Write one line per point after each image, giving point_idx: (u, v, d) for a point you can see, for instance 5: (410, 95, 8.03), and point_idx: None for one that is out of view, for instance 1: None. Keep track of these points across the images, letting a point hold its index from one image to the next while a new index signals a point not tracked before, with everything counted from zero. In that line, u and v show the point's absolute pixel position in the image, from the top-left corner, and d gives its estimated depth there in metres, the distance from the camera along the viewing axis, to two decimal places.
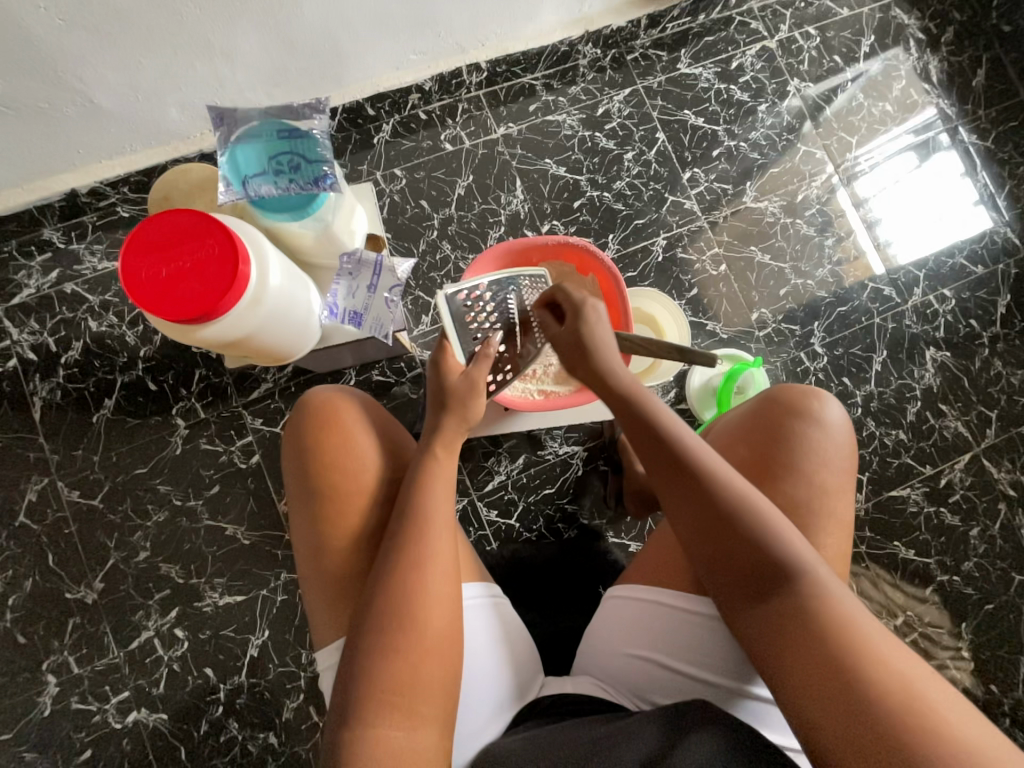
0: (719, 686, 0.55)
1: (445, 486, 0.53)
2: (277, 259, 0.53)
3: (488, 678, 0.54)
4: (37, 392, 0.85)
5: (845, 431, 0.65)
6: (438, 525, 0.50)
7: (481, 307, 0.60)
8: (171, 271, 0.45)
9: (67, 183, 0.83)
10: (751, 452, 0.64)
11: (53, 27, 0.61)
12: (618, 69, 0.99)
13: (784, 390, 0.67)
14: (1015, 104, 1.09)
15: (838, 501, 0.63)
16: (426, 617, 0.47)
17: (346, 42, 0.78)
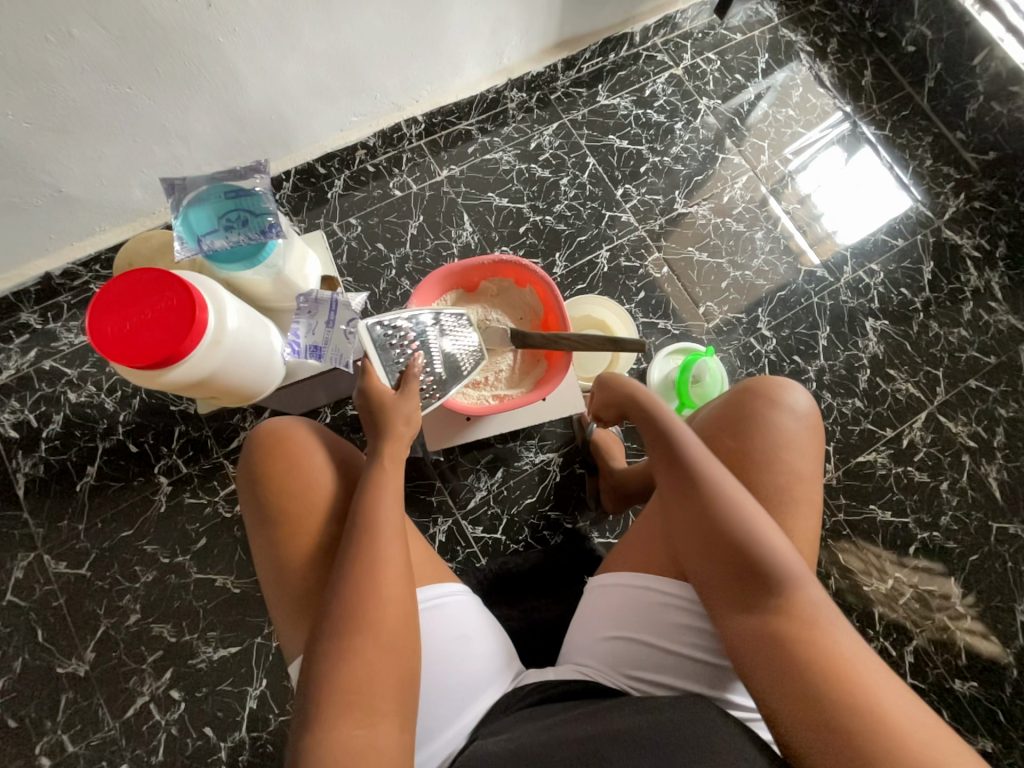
0: (682, 652, 0.57)
1: (393, 493, 0.56)
2: (234, 303, 0.58)
3: (466, 676, 0.56)
4: (20, 468, 0.87)
5: (813, 416, 0.69)
6: (386, 529, 0.53)
7: (401, 336, 0.63)
8: (133, 321, 0.49)
9: (40, 268, 0.88)
10: (735, 440, 0.67)
11: (21, 130, 0.68)
12: (544, 107, 1.10)
13: (754, 380, 0.71)
14: (903, 96, 1.21)
15: (807, 479, 0.66)
16: (378, 617, 0.48)
17: (291, 113, 0.87)
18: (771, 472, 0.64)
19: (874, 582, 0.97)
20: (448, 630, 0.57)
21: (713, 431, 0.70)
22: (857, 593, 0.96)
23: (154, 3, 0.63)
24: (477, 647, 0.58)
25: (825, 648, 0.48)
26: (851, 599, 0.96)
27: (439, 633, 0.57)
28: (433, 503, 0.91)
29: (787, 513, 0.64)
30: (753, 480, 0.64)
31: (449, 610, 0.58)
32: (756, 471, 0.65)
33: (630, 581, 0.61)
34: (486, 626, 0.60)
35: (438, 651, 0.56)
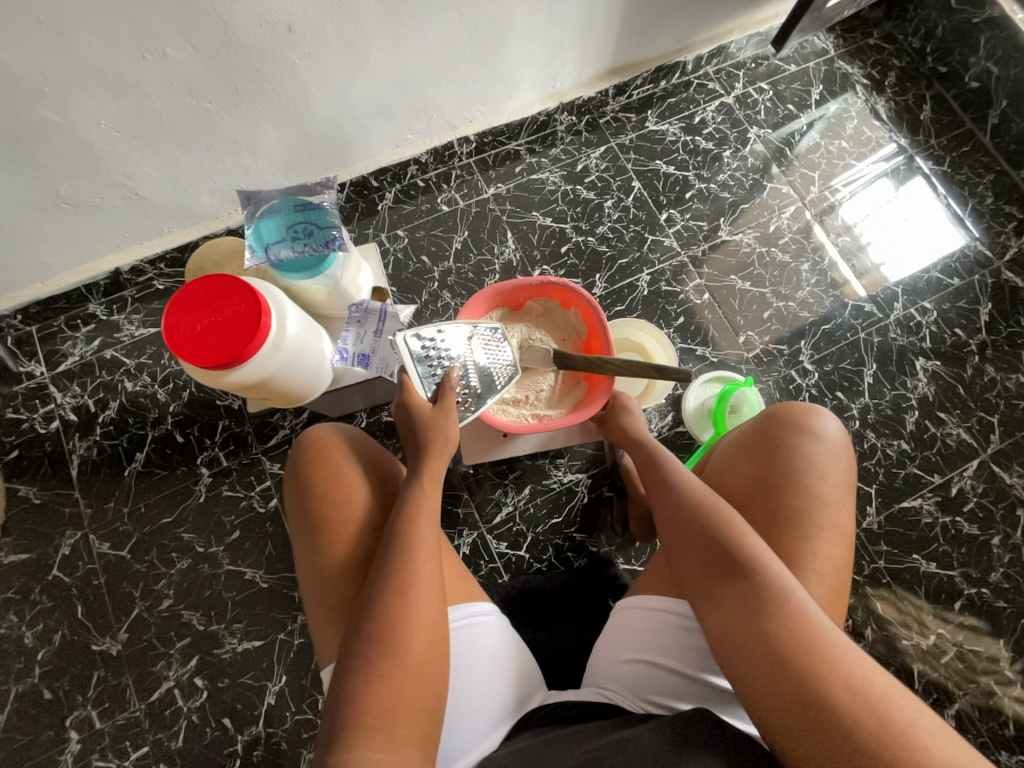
0: (714, 692, 0.55)
1: (429, 513, 0.57)
2: (294, 310, 0.60)
3: (487, 688, 0.56)
4: (75, 450, 0.92)
5: (843, 445, 0.68)
6: (421, 546, 0.53)
7: (437, 351, 0.64)
8: (206, 324, 0.52)
9: (111, 264, 0.94)
10: (764, 466, 0.66)
11: (110, 139, 0.73)
12: (593, 131, 1.12)
13: (785, 406, 0.70)
14: (963, 133, 1.18)
15: (838, 508, 0.64)
16: (409, 635, 0.49)
17: (352, 130, 0.91)
18: (796, 496, 0.63)
19: (914, 638, 0.91)
20: (475, 645, 0.57)
21: (733, 456, 0.70)
22: (895, 648, 0.91)
23: (241, 26, 0.67)
24: (501, 663, 0.58)
25: (804, 639, 0.47)
26: (888, 653, 0.91)
27: (466, 646, 0.57)
28: (459, 516, 0.91)
29: (818, 544, 0.62)
30: (780, 507, 0.63)
31: (480, 629, 0.58)
32: (777, 496, 0.64)
33: (660, 608, 0.59)
34: (510, 644, 0.60)
35: (464, 662, 0.56)
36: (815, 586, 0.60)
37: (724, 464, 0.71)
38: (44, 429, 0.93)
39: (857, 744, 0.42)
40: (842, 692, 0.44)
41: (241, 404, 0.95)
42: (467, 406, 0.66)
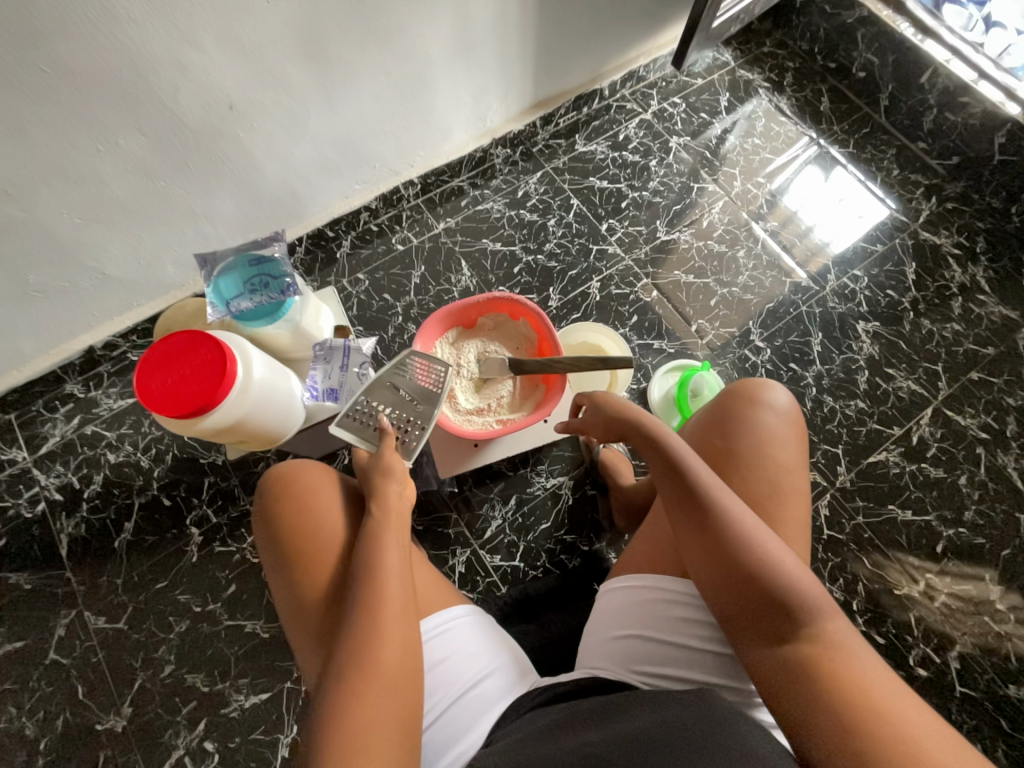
0: (691, 651, 0.57)
1: (395, 534, 0.58)
2: (260, 356, 0.65)
3: (472, 685, 0.57)
4: (63, 529, 0.93)
5: (796, 412, 0.71)
6: (388, 567, 0.55)
7: (365, 411, 0.68)
8: (174, 377, 0.56)
9: (84, 343, 0.98)
10: (725, 440, 0.68)
11: (74, 226, 0.78)
12: (528, 159, 1.20)
13: (737, 384, 0.73)
14: (861, 116, 1.30)
15: (795, 471, 0.67)
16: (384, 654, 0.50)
17: (302, 188, 0.98)
18: (759, 466, 0.66)
19: (905, 586, 0.94)
20: (451, 647, 0.59)
21: (701, 434, 0.72)
22: (890, 600, 0.93)
23: (186, 113, 0.74)
24: (483, 660, 0.59)
25: (821, 640, 0.50)
26: (885, 607, 0.93)
27: (442, 650, 0.58)
28: (450, 536, 0.93)
29: (782, 509, 0.65)
30: (743, 478, 0.66)
31: (456, 631, 0.60)
32: (743, 468, 0.66)
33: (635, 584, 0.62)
34: (490, 641, 0.61)
35: (442, 666, 0.57)
36: None
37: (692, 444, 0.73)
38: (30, 513, 0.94)
39: (815, 695, 0.47)
40: (845, 679, 0.47)
41: (224, 459, 0.97)
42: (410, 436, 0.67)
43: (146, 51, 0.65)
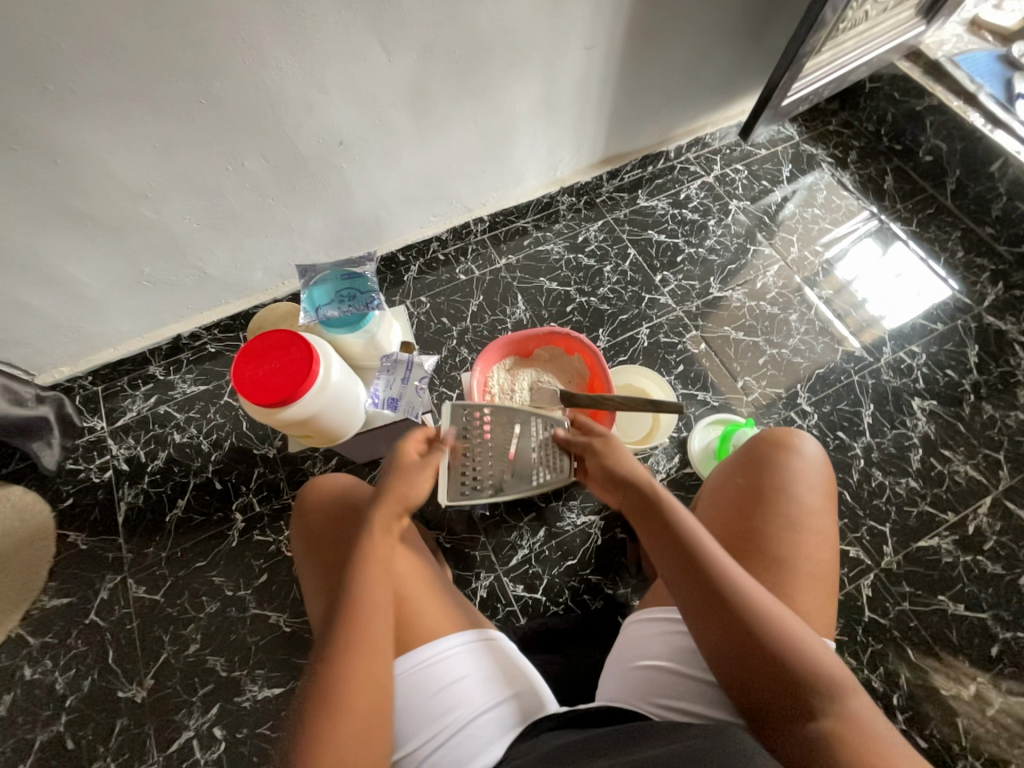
0: (711, 691, 0.56)
1: (376, 562, 0.55)
2: (337, 360, 0.71)
3: (489, 708, 0.57)
4: (124, 497, 1.00)
5: (824, 460, 0.69)
6: (363, 611, 0.52)
7: (475, 435, 0.69)
8: (264, 369, 0.62)
9: (173, 331, 1.08)
10: (749, 479, 0.67)
11: (191, 229, 0.89)
12: (591, 208, 1.28)
13: (766, 429, 0.72)
14: (925, 198, 1.32)
15: (823, 517, 0.64)
16: (351, 713, 0.48)
17: (384, 215, 1.08)
18: (785, 508, 0.64)
19: (953, 688, 0.87)
20: (462, 670, 0.58)
21: (726, 474, 0.71)
22: (934, 700, 0.86)
23: (303, 142, 0.85)
24: (496, 682, 0.59)
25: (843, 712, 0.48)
26: (928, 709, 0.86)
27: (455, 672, 0.58)
28: (475, 558, 0.94)
29: (807, 555, 0.62)
30: (766, 517, 0.63)
31: (466, 656, 0.59)
32: (767, 509, 0.64)
33: (657, 617, 0.63)
34: (505, 664, 0.61)
35: (453, 686, 0.57)
36: (808, 594, 0.60)
37: (718, 483, 0.71)
38: (98, 478, 1.02)
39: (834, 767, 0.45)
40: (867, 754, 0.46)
41: (276, 452, 1.03)
42: (467, 486, 0.66)
43: (280, 90, 0.76)
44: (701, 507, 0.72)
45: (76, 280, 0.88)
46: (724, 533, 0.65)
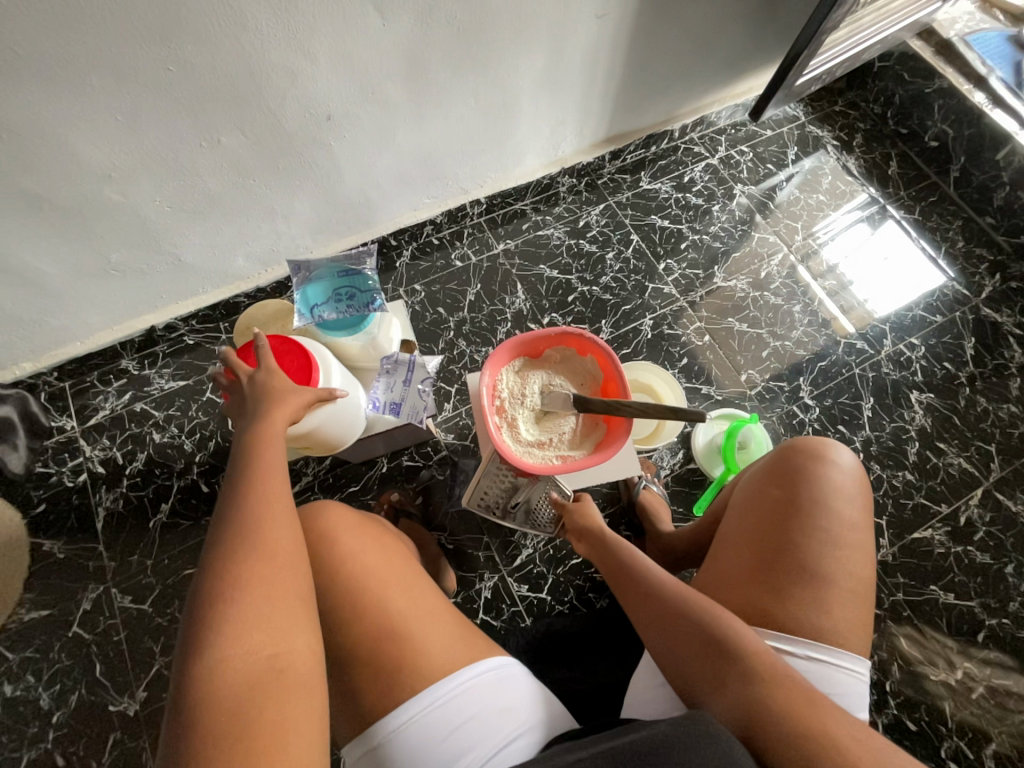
0: None
1: (265, 433, 0.55)
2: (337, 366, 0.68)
3: (510, 738, 0.52)
4: (102, 502, 0.94)
5: (859, 472, 0.68)
6: (263, 487, 0.51)
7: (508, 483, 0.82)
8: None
9: (147, 323, 1.00)
10: (784, 490, 0.65)
11: (163, 213, 0.81)
12: (592, 190, 1.22)
13: (800, 438, 0.69)
14: (928, 185, 1.30)
15: (859, 531, 0.64)
16: (265, 549, 0.48)
17: (375, 195, 0.99)
18: (822, 523, 0.62)
19: (942, 672, 0.90)
20: (476, 705, 0.53)
21: (758, 483, 0.68)
22: (924, 684, 0.89)
23: (287, 118, 0.76)
24: (511, 714, 0.54)
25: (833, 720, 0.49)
26: (918, 692, 0.89)
27: (470, 708, 0.52)
28: (479, 559, 0.93)
29: (843, 571, 0.61)
30: (801, 532, 0.62)
31: (481, 689, 0.54)
32: (802, 524, 0.62)
33: None
34: (522, 690, 0.56)
35: (465, 723, 0.52)
36: (844, 608, 0.60)
37: (749, 491, 0.69)
38: (71, 482, 0.95)
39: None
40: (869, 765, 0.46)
41: None
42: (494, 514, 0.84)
43: (262, 58, 0.68)
44: (728, 516, 0.69)
45: (32, 270, 0.79)
46: (758, 549, 0.63)
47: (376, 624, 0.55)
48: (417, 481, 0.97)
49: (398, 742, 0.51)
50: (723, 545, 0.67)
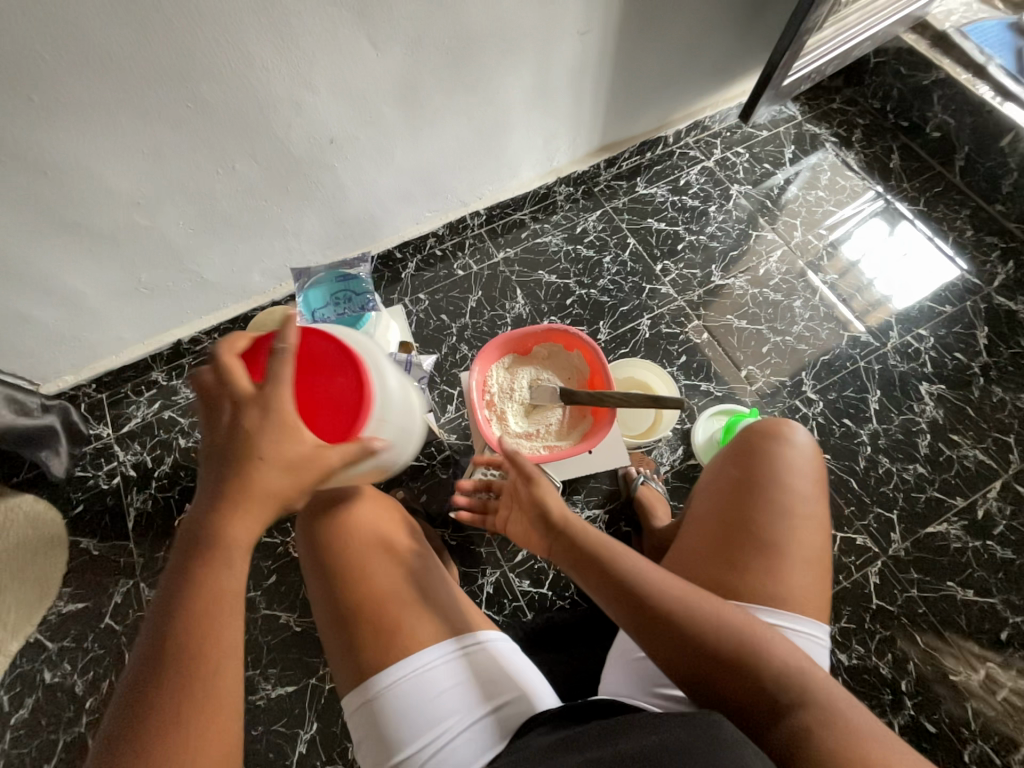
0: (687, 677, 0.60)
1: (226, 562, 0.46)
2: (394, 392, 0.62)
3: (488, 710, 0.58)
4: (133, 502, 1.01)
5: (814, 450, 0.70)
6: (216, 628, 0.45)
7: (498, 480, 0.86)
8: (306, 384, 0.56)
9: (174, 337, 1.08)
10: (740, 469, 0.67)
11: (186, 235, 0.89)
12: (589, 198, 1.25)
13: (756, 421, 0.72)
14: (933, 175, 1.28)
15: (815, 505, 0.65)
16: (202, 658, 0.44)
17: (379, 212, 1.06)
18: (779, 497, 0.64)
19: (962, 673, 0.86)
20: (463, 674, 0.59)
21: (719, 464, 0.71)
22: (942, 685, 0.86)
23: (293, 143, 0.84)
24: (490, 689, 0.59)
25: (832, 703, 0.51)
26: (936, 693, 0.85)
27: (457, 674, 0.58)
28: (481, 554, 0.95)
29: (806, 543, 0.62)
30: (760, 506, 0.64)
31: (468, 659, 0.60)
32: (762, 499, 0.64)
33: None
34: (504, 670, 0.61)
35: (447, 692, 0.57)
36: (808, 577, 0.61)
37: (711, 472, 0.71)
38: (106, 485, 1.03)
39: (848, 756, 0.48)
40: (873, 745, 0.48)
41: None
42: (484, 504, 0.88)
43: (269, 90, 0.75)
44: (696, 497, 0.71)
45: (73, 290, 0.88)
46: (720, 523, 0.64)
47: (378, 588, 0.61)
48: (422, 480, 1.01)
49: (388, 697, 0.56)
50: (691, 523, 0.68)
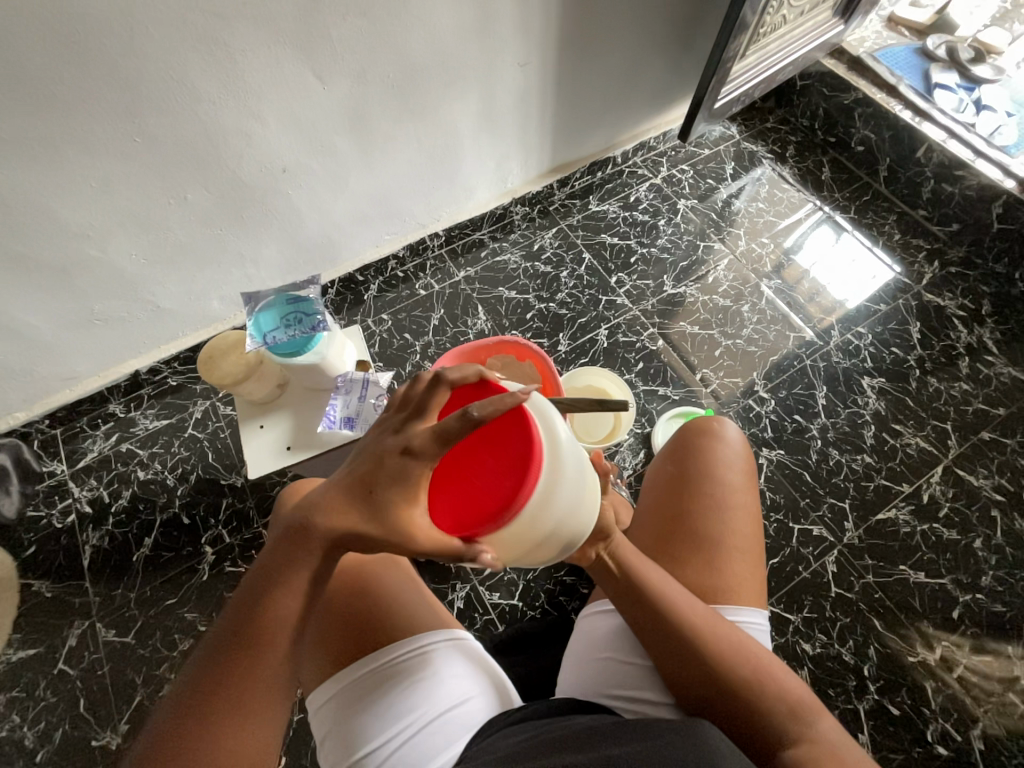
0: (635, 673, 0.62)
1: (301, 575, 0.47)
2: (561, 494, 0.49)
3: (454, 704, 0.58)
4: (88, 540, 0.98)
5: (742, 444, 0.75)
6: (277, 627, 0.47)
7: None
8: (475, 455, 0.48)
9: (132, 367, 1.07)
10: (675, 466, 0.72)
11: (140, 265, 0.89)
12: (544, 216, 1.31)
13: (690, 421, 0.77)
14: (861, 186, 1.38)
15: (746, 497, 0.70)
16: (264, 649, 0.47)
17: (338, 236, 1.08)
18: (711, 491, 0.69)
19: (920, 653, 0.90)
20: (429, 670, 0.59)
21: (659, 463, 0.75)
22: (903, 667, 0.89)
23: (245, 173, 0.86)
24: (457, 683, 0.60)
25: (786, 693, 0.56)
26: (898, 675, 0.88)
27: (422, 671, 0.59)
28: (451, 570, 0.95)
29: (738, 533, 0.67)
30: (694, 500, 0.68)
31: (436, 655, 0.61)
32: (695, 493, 0.69)
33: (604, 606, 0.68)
34: (468, 667, 0.61)
35: (412, 689, 0.58)
36: (743, 566, 0.66)
37: (653, 471, 0.76)
38: (60, 524, 0.99)
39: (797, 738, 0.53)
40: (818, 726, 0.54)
41: (243, 481, 1.03)
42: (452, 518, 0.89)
43: (218, 123, 0.78)
44: (641, 495, 0.75)
45: (22, 324, 0.87)
46: (661, 520, 0.69)
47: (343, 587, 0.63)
48: None
49: (356, 693, 0.58)
50: (638, 520, 0.73)
